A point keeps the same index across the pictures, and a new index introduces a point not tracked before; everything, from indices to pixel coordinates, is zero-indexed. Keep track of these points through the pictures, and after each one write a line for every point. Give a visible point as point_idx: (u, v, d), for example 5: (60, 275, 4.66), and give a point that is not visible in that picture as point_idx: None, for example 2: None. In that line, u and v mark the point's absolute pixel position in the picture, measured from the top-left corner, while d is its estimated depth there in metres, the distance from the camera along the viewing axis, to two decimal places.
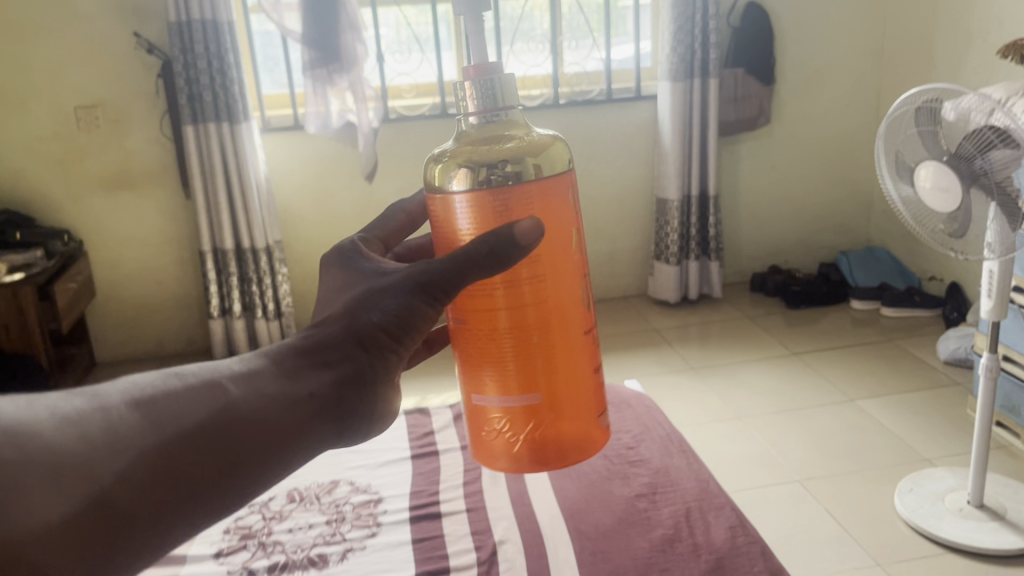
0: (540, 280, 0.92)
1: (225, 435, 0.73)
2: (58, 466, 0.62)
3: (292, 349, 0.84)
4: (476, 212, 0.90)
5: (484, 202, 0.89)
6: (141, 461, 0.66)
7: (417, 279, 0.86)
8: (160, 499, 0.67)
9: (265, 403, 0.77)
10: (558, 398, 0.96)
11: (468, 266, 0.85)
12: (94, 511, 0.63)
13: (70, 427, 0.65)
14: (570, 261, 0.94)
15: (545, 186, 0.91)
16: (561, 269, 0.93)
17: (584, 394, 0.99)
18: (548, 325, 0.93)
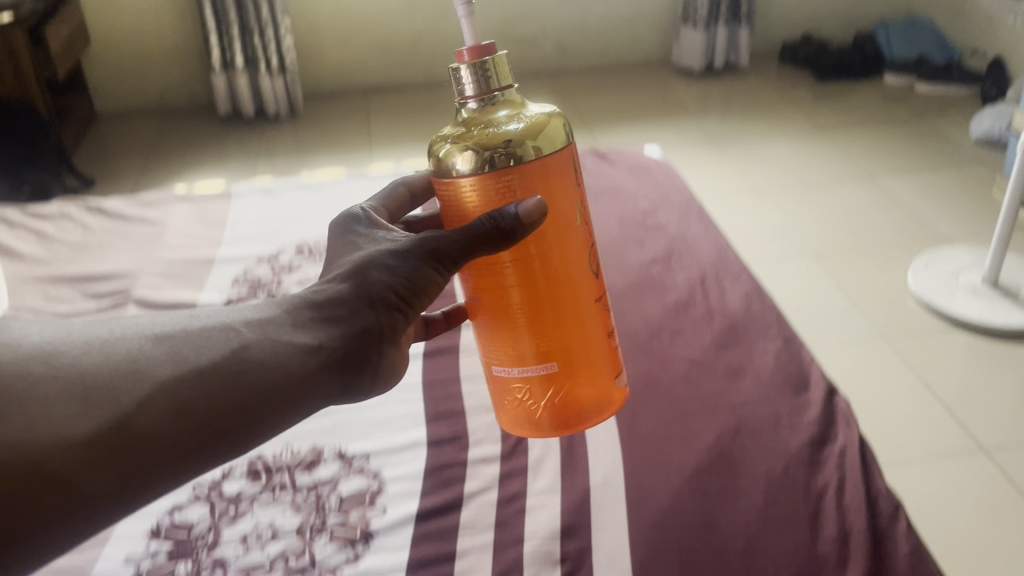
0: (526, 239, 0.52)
1: (255, 363, 0.49)
2: (49, 386, 0.45)
3: (293, 300, 0.53)
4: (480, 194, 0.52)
5: (488, 185, 0.51)
6: (183, 376, 0.47)
7: (427, 243, 0.52)
8: (188, 435, 0.46)
9: (271, 350, 0.50)
10: (568, 372, 0.56)
11: (472, 242, 0.51)
12: (94, 399, 0.45)
13: (113, 354, 0.48)
14: (574, 229, 0.54)
15: (544, 159, 0.51)
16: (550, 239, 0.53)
17: (599, 343, 0.58)
18: (551, 267, 0.53)
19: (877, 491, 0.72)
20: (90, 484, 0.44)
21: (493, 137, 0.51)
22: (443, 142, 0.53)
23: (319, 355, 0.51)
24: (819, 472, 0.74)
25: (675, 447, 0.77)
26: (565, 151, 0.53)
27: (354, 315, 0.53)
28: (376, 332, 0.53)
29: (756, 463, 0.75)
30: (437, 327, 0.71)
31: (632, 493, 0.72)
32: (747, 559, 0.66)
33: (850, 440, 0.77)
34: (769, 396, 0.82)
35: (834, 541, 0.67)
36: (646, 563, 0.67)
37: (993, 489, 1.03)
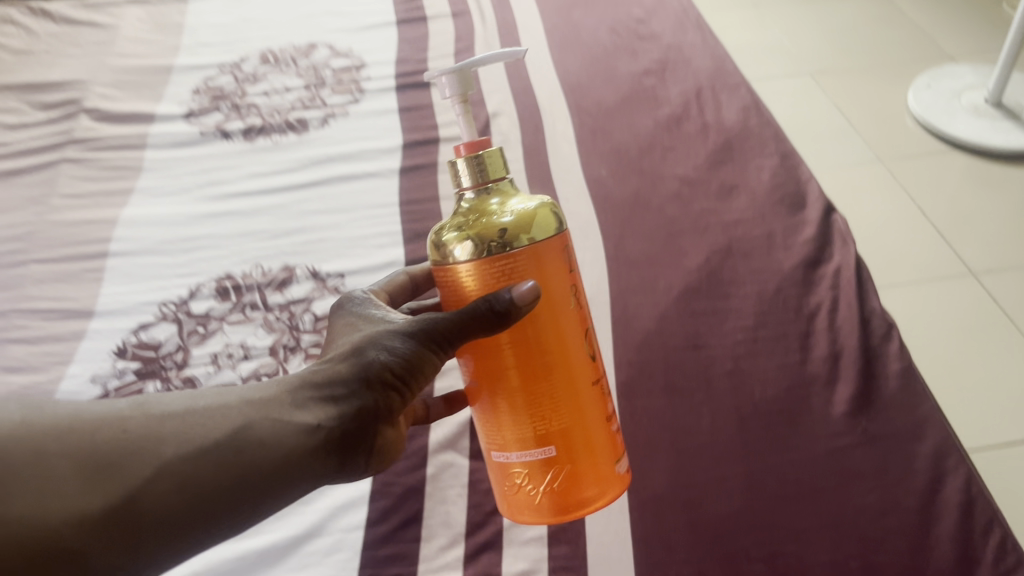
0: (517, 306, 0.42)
1: (258, 438, 0.40)
2: (52, 450, 0.38)
3: (286, 378, 0.44)
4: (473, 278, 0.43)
5: (482, 267, 0.42)
6: (192, 449, 0.39)
7: (442, 324, 0.43)
8: (197, 514, 0.39)
9: (264, 440, 0.41)
10: (575, 454, 0.44)
11: (479, 324, 0.42)
12: (97, 471, 0.38)
13: (122, 416, 0.40)
14: (570, 314, 0.45)
15: (537, 246, 0.43)
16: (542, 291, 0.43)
17: (607, 431, 0.46)
18: (544, 337, 0.44)
19: (871, 310, 0.70)
20: (97, 561, 0.37)
21: (488, 227, 0.42)
22: (435, 245, 0.45)
23: (325, 434, 0.42)
24: (812, 293, 0.71)
25: (663, 266, 0.74)
26: (558, 240, 0.44)
27: (354, 393, 0.43)
28: (377, 418, 0.43)
29: (747, 283, 0.72)
30: (437, 413, 0.56)
31: (618, 313, 0.70)
32: (734, 379, 0.65)
33: (846, 260, 0.74)
34: (764, 214, 0.79)
35: (824, 360, 0.65)
36: (630, 383, 0.65)
37: (978, 312, 1.03)
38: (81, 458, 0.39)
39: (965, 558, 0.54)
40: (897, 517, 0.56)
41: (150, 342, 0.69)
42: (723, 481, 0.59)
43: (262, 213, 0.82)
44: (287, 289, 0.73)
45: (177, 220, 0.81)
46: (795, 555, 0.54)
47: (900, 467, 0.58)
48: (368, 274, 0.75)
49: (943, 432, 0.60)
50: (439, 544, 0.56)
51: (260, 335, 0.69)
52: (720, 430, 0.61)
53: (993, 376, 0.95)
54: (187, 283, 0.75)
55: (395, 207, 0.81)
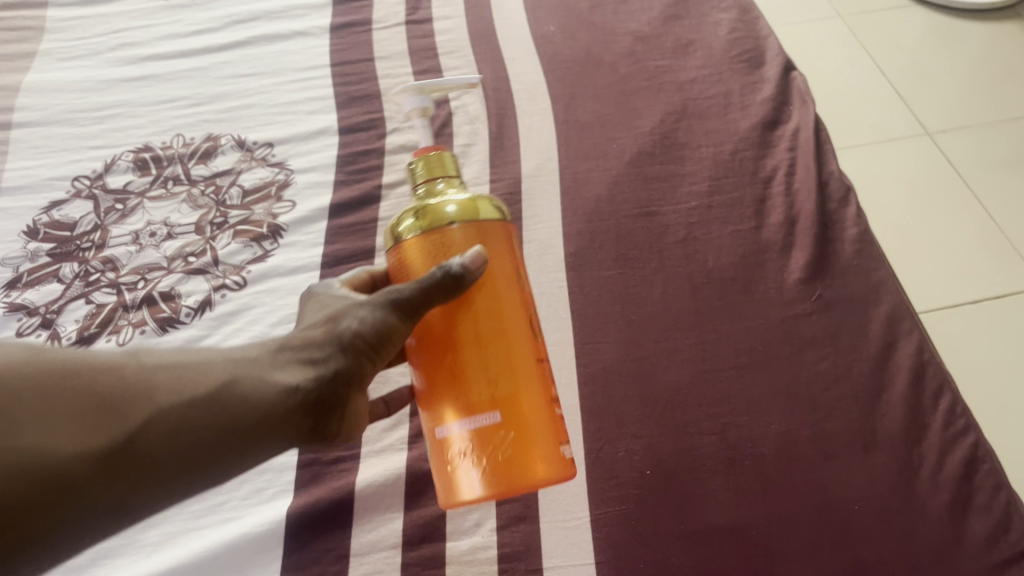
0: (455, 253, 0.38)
1: (246, 396, 0.36)
2: (54, 386, 0.33)
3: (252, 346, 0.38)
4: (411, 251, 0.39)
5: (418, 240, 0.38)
6: (189, 401, 0.35)
7: (413, 287, 0.37)
8: (196, 467, 0.35)
9: (246, 400, 0.35)
10: (521, 431, 0.37)
11: (437, 287, 0.37)
12: (98, 411, 0.33)
13: (120, 363, 0.36)
14: (516, 291, 0.39)
15: (480, 226, 0.38)
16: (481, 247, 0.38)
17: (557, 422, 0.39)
18: (486, 299, 0.38)
19: (829, 173, 0.67)
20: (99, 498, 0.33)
21: (437, 213, 0.38)
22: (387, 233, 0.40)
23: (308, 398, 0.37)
24: (770, 155, 0.68)
25: (616, 129, 0.70)
26: (501, 223, 0.40)
27: (333, 359, 0.38)
28: (352, 387, 0.38)
29: (703, 147, 0.69)
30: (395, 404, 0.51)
31: (569, 180, 0.67)
32: (687, 247, 0.62)
33: (805, 120, 0.70)
34: (721, 72, 0.74)
35: (779, 226, 0.63)
36: (580, 253, 0.62)
37: (936, 170, 1.03)
38: (85, 395, 0.34)
39: (915, 421, 0.53)
40: (850, 384, 0.55)
41: (65, 221, 0.64)
42: (675, 353, 0.57)
43: (180, 77, 0.75)
44: (212, 161, 0.68)
45: (86, 86, 0.74)
46: (747, 425, 0.53)
47: (854, 332, 0.57)
48: (299, 142, 0.69)
49: (898, 297, 0.59)
50: (383, 426, 0.54)
51: (184, 212, 0.64)
52: (672, 300, 0.59)
53: (939, 242, 0.96)
54: (102, 156, 0.69)
55: (327, 70, 0.75)
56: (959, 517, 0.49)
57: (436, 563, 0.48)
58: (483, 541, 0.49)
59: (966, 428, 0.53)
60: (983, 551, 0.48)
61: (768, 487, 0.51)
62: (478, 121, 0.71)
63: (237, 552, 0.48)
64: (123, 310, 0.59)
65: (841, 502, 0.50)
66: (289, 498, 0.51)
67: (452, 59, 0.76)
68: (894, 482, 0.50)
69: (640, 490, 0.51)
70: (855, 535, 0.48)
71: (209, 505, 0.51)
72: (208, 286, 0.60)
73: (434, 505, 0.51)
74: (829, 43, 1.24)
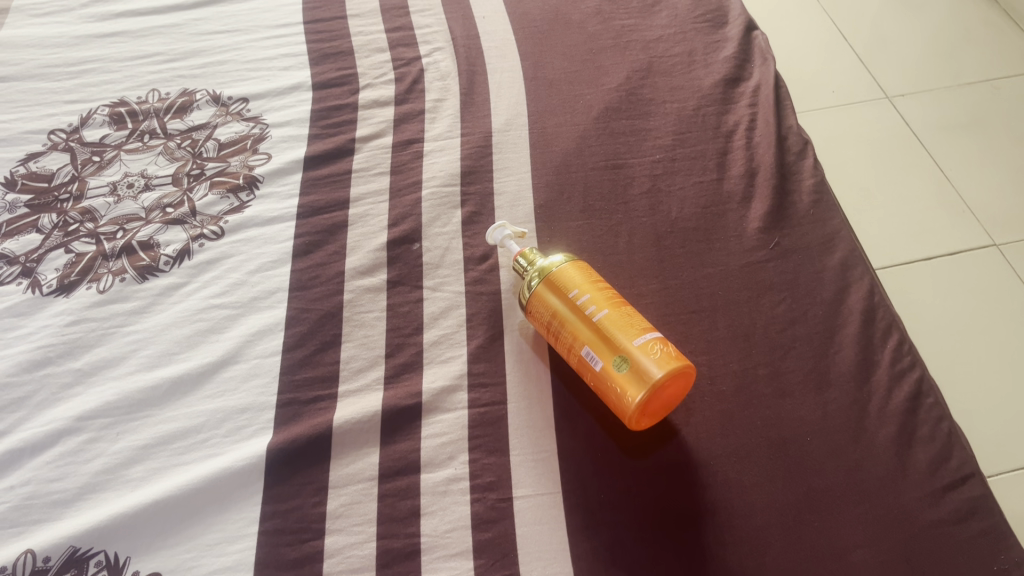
0: (633, 413, 0.50)
1: None
2: None
3: None
4: (578, 304, 0.53)
5: (607, 386, 0.51)
6: None
7: None
8: None
9: None
10: (668, 405, 0.52)
11: None
12: None
13: None
14: (673, 385, 0.50)
15: (638, 374, 0.49)
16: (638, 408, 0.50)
17: (685, 383, 0.51)
18: (655, 395, 0.49)
19: (788, 127, 0.70)
20: None
21: (529, 257, 0.57)
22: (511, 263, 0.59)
23: None
24: (731, 111, 0.70)
25: (583, 85, 0.72)
26: (673, 370, 0.50)
27: None
28: None
29: (667, 102, 0.71)
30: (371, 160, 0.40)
31: (537, 134, 0.68)
32: (651, 198, 0.64)
33: (765, 77, 0.73)
34: (686, 32, 0.77)
35: (740, 178, 0.66)
36: (549, 205, 0.64)
37: (894, 134, 1.11)
38: None
39: (866, 360, 0.56)
40: (805, 326, 0.57)
41: (42, 172, 0.65)
42: (639, 298, 0.59)
43: (153, 33, 0.76)
44: (188, 115, 0.69)
45: (59, 42, 0.75)
46: (706, 365, 0.56)
47: (809, 278, 0.60)
48: (274, 98, 0.71)
49: (851, 245, 0.62)
50: (357, 366, 0.56)
51: (162, 164, 0.66)
52: (636, 250, 0.62)
53: (891, 215, 1.02)
54: (79, 110, 0.70)
55: (300, 27, 0.77)
56: (905, 448, 0.52)
57: (411, 493, 0.51)
58: (456, 473, 0.51)
59: (912, 364, 0.56)
60: (927, 478, 0.50)
61: (726, 423, 0.53)
62: (449, 78, 0.73)
63: (220, 486, 0.50)
64: (103, 259, 0.60)
65: (795, 436, 0.52)
66: (268, 435, 0.52)
67: (422, 17, 0.78)
68: (846, 417, 0.53)
69: (605, 429, 0.53)
70: (808, 466, 0.51)
71: (191, 442, 0.52)
72: (185, 236, 0.62)
73: (409, 441, 0.53)
74: (791, 15, 1.30)
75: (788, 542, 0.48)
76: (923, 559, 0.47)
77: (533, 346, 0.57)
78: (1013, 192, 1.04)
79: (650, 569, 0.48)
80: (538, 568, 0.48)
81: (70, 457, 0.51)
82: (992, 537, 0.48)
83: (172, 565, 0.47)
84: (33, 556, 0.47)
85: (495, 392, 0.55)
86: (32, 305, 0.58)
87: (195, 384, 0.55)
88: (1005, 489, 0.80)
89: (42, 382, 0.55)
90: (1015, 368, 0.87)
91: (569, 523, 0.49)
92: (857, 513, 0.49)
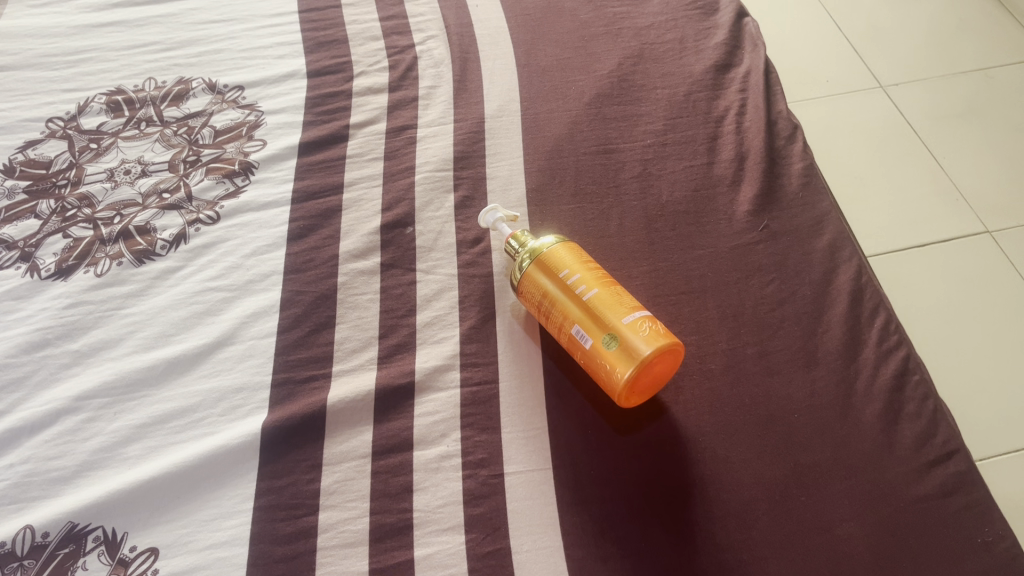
0: (621, 390, 0.51)
1: None
2: None
3: None
4: (568, 285, 0.54)
5: (596, 365, 0.52)
6: None
7: None
8: None
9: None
10: (657, 383, 0.53)
11: None
12: None
13: None
14: (660, 363, 0.51)
15: (626, 352, 0.50)
16: (626, 386, 0.51)
17: (673, 362, 0.52)
18: (643, 373, 0.50)
19: (778, 112, 0.71)
20: None
21: (520, 238, 0.57)
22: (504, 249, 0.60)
23: None
24: (722, 96, 0.71)
25: (575, 72, 0.73)
26: (662, 349, 0.50)
27: None
28: None
29: (658, 88, 0.71)
30: None
31: (530, 120, 0.69)
32: (642, 182, 0.65)
33: (756, 63, 0.74)
34: (677, 19, 0.78)
35: (730, 161, 0.66)
36: (541, 189, 0.65)
37: (888, 124, 1.12)
38: None
39: (853, 339, 0.57)
40: (793, 306, 0.58)
41: (40, 159, 0.66)
42: (629, 280, 0.60)
43: (150, 22, 0.77)
44: (184, 103, 0.70)
45: (57, 32, 0.76)
46: (695, 344, 0.57)
47: (798, 259, 0.61)
48: (269, 85, 0.72)
49: (840, 227, 0.63)
50: (351, 347, 0.57)
51: (158, 151, 0.67)
52: (627, 233, 0.63)
53: (885, 203, 1.02)
54: (76, 98, 0.71)
55: (295, 16, 0.77)
56: (891, 425, 0.52)
57: (404, 470, 0.51)
58: (448, 450, 0.52)
59: (899, 343, 0.57)
60: (912, 453, 0.51)
61: (715, 400, 0.54)
62: (442, 65, 0.73)
63: (216, 463, 0.51)
64: (100, 244, 0.61)
65: (783, 413, 0.53)
66: (264, 414, 0.53)
67: (416, 6, 0.79)
68: (834, 394, 0.54)
69: (595, 407, 0.54)
70: (795, 443, 0.52)
71: (187, 421, 0.53)
72: (182, 221, 0.62)
73: (401, 419, 0.54)
74: (785, 6, 1.31)
75: (774, 516, 0.49)
76: (908, 532, 0.48)
77: (524, 327, 0.58)
78: (1006, 179, 1.04)
79: (639, 542, 0.48)
80: (529, 542, 0.48)
81: (68, 435, 0.52)
82: (976, 510, 0.49)
83: (169, 540, 0.48)
84: (32, 532, 0.48)
85: (487, 371, 0.56)
86: (31, 288, 0.59)
87: (191, 365, 0.55)
88: (999, 473, 0.80)
89: (40, 363, 0.55)
90: (1007, 353, 0.88)
91: (559, 498, 0.50)
92: (844, 487, 0.50)
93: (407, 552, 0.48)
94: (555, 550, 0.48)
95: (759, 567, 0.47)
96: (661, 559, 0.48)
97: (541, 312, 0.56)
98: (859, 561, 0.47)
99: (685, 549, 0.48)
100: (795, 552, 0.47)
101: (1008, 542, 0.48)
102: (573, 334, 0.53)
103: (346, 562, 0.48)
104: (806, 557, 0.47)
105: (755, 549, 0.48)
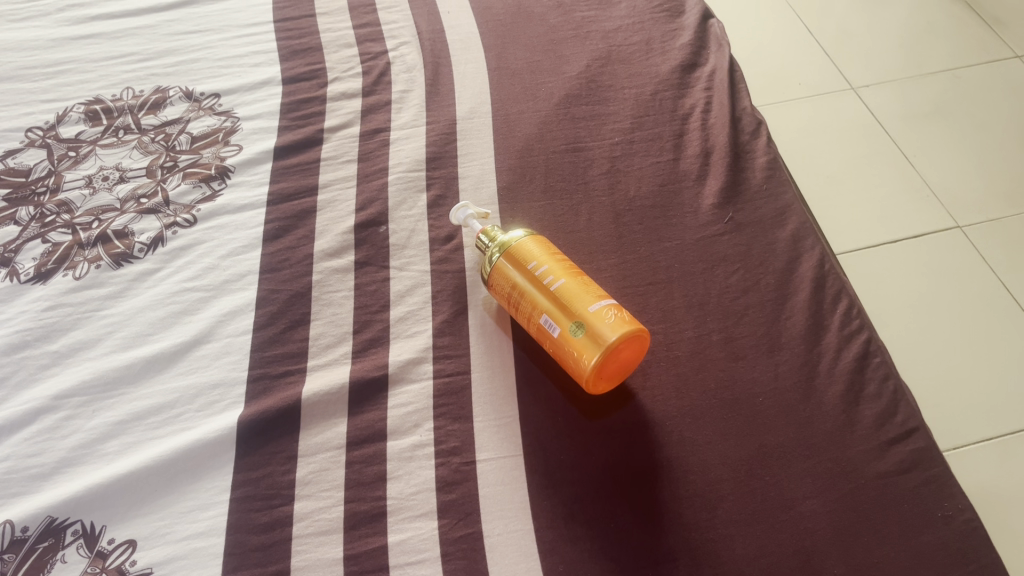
0: (587, 376, 0.52)
1: None
2: None
3: None
4: (534, 278, 0.55)
5: (564, 353, 0.53)
6: None
7: None
8: None
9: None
10: (624, 369, 0.54)
11: None
12: None
13: None
14: (626, 348, 0.52)
15: (592, 339, 0.51)
16: (590, 373, 0.52)
17: (638, 349, 0.53)
18: (610, 359, 0.51)
19: (742, 109, 0.72)
20: None
21: (490, 234, 0.59)
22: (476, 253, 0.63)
23: None
24: (688, 95, 0.73)
25: (545, 74, 0.75)
26: (631, 336, 0.52)
27: None
28: None
29: (626, 88, 0.73)
30: None
31: (500, 121, 0.71)
32: (610, 178, 0.67)
33: (720, 62, 0.76)
34: (644, 21, 0.80)
35: (696, 157, 0.68)
36: (511, 187, 0.66)
37: (860, 124, 1.14)
38: None
39: (816, 324, 0.58)
40: (757, 294, 0.59)
41: (20, 168, 0.67)
42: (598, 272, 0.62)
43: (127, 34, 0.78)
44: (161, 111, 0.71)
45: (36, 45, 0.77)
46: (662, 333, 0.58)
47: (762, 249, 0.62)
48: (245, 93, 0.73)
49: (802, 218, 0.65)
50: (326, 342, 0.58)
51: (136, 157, 0.68)
52: (596, 227, 0.64)
53: (857, 200, 1.04)
54: (55, 108, 0.72)
55: (270, 26, 0.79)
56: (853, 405, 0.54)
57: (377, 460, 0.52)
58: (421, 439, 0.53)
59: (860, 327, 0.58)
60: (873, 432, 0.52)
61: (681, 385, 0.55)
62: (415, 70, 0.75)
63: (193, 456, 0.52)
64: (79, 248, 0.62)
65: (747, 395, 0.54)
66: (241, 408, 0.54)
67: (389, 14, 0.81)
68: (797, 376, 0.55)
69: (564, 394, 0.55)
70: (760, 424, 0.53)
71: (165, 417, 0.54)
72: (159, 224, 0.64)
73: (376, 411, 0.55)
74: (756, 12, 1.33)
75: (739, 496, 0.50)
76: (870, 507, 0.49)
77: (495, 320, 0.59)
78: (975, 176, 1.07)
79: (608, 523, 0.49)
80: (500, 526, 0.50)
81: (48, 433, 0.53)
82: (936, 485, 0.50)
83: (147, 532, 0.49)
84: (12, 526, 0.49)
85: (459, 362, 0.57)
86: (10, 292, 0.60)
87: (168, 363, 0.56)
88: (969, 463, 0.81)
89: (19, 363, 0.56)
90: (978, 346, 0.89)
91: (530, 483, 0.51)
92: (806, 466, 0.51)
93: (380, 538, 0.49)
94: (526, 533, 0.49)
95: (724, 544, 0.48)
96: (629, 538, 0.49)
97: (510, 304, 0.57)
98: (823, 536, 0.48)
99: (652, 528, 0.49)
100: (760, 529, 0.49)
101: (966, 515, 0.49)
102: (542, 325, 0.54)
103: (321, 550, 0.49)
104: (770, 533, 0.48)
105: (721, 528, 0.49)
